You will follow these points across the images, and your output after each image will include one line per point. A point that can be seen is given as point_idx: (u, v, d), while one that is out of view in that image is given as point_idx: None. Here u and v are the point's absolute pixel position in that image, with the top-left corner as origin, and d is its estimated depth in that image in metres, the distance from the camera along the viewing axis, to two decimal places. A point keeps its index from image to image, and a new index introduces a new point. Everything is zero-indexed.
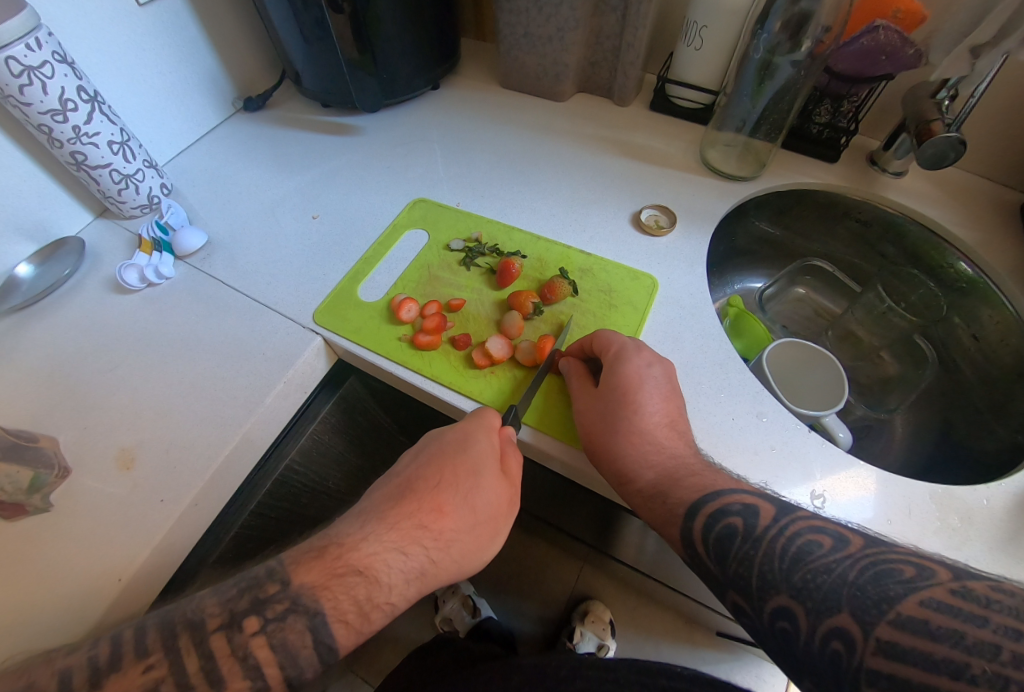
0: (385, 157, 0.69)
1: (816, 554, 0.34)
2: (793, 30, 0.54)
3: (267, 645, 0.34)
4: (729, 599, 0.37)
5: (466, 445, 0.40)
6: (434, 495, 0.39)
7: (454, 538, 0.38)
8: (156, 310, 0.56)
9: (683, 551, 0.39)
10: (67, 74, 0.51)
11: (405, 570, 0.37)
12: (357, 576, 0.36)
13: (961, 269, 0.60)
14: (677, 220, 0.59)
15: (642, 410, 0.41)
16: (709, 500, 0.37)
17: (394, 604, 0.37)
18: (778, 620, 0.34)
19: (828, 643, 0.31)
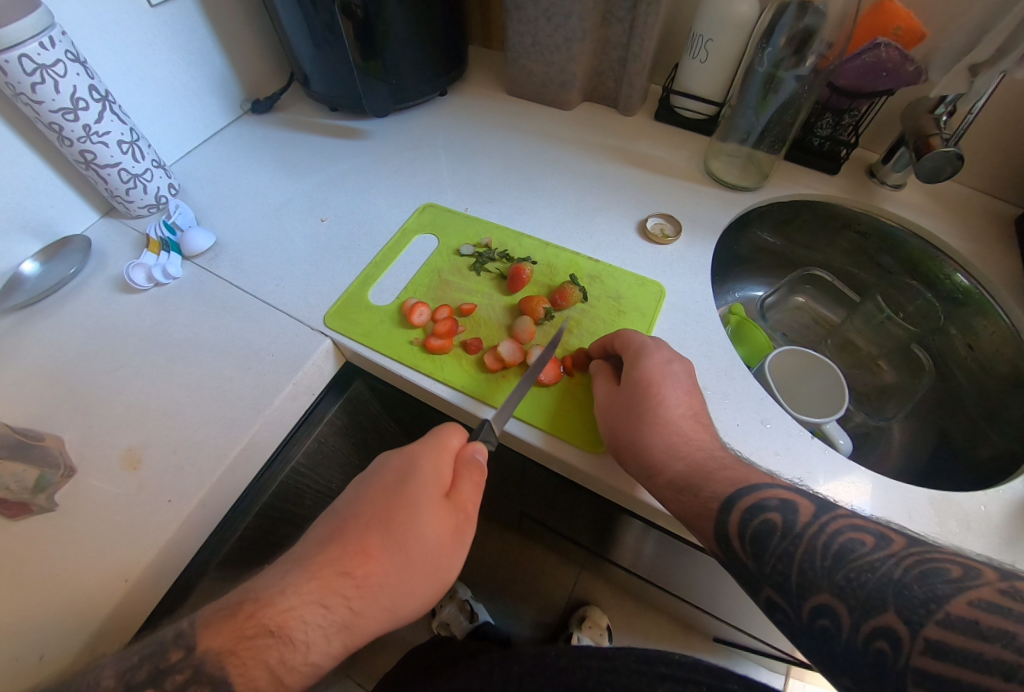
0: (392, 162, 0.70)
1: (859, 552, 0.33)
2: (797, 46, 0.56)
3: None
4: (762, 595, 0.36)
5: (406, 479, 0.38)
6: (364, 535, 0.36)
7: (383, 582, 0.35)
8: (164, 310, 0.56)
9: (716, 547, 0.38)
10: (79, 73, 0.52)
11: (325, 625, 0.34)
12: (268, 637, 0.32)
13: (958, 280, 0.62)
14: (682, 229, 0.60)
15: (665, 402, 0.42)
16: (744, 494, 0.37)
17: (316, 665, 0.34)
18: (817, 619, 0.33)
19: (872, 643, 0.31)
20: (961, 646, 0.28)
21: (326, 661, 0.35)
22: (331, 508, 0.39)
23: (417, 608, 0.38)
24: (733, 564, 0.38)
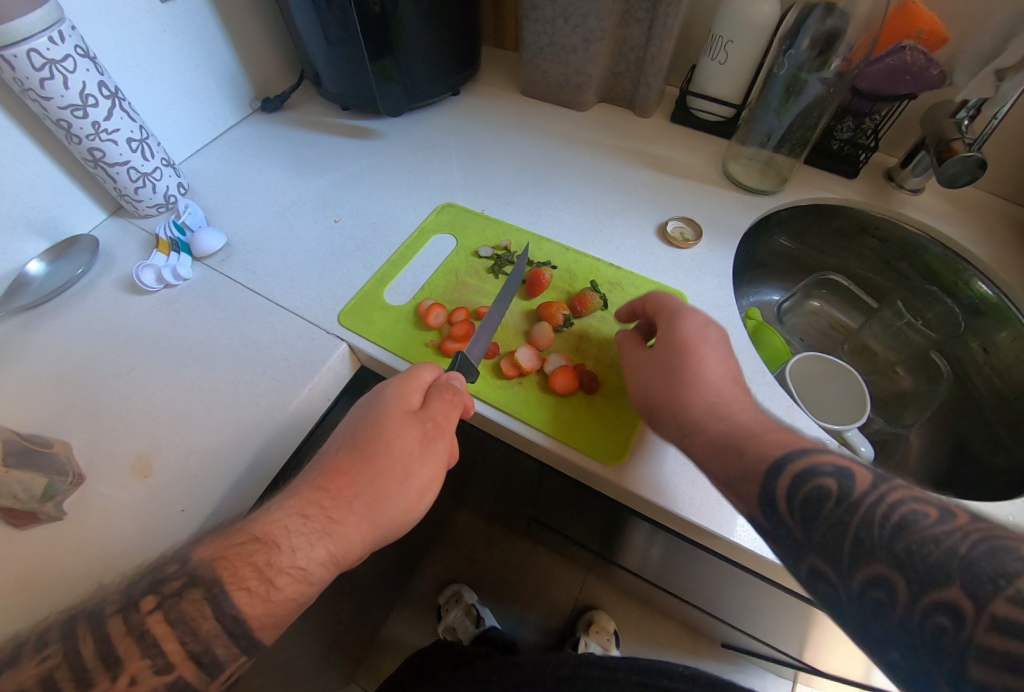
0: (405, 162, 0.69)
1: (923, 524, 0.29)
2: (821, 48, 0.55)
3: (165, 623, 0.32)
4: (805, 566, 0.32)
5: (374, 403, 0.42)
6: (340, 453, 0.39)
7: (359, 491, 0.38)
8: (174, 312, 0.55)
9: (754, 510, 0.34)
10: (89, 69, 0.50)
11: (307, 533, 0.36)
12: (255, 544, 0.34)
13: (979, 288, 0.61)
14: (702, 233, 0.59)
15: (705, 361, 0.40)
16: (796, 458, 0.34)
17: (306, 575, 0.35)
18: (869, 589, 0.29)
19: (929, 618, 0.27)
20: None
21: (317, 574, 0.35)
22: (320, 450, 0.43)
23: (403, 516, 0.39)
24: (773, 530, 0.34)
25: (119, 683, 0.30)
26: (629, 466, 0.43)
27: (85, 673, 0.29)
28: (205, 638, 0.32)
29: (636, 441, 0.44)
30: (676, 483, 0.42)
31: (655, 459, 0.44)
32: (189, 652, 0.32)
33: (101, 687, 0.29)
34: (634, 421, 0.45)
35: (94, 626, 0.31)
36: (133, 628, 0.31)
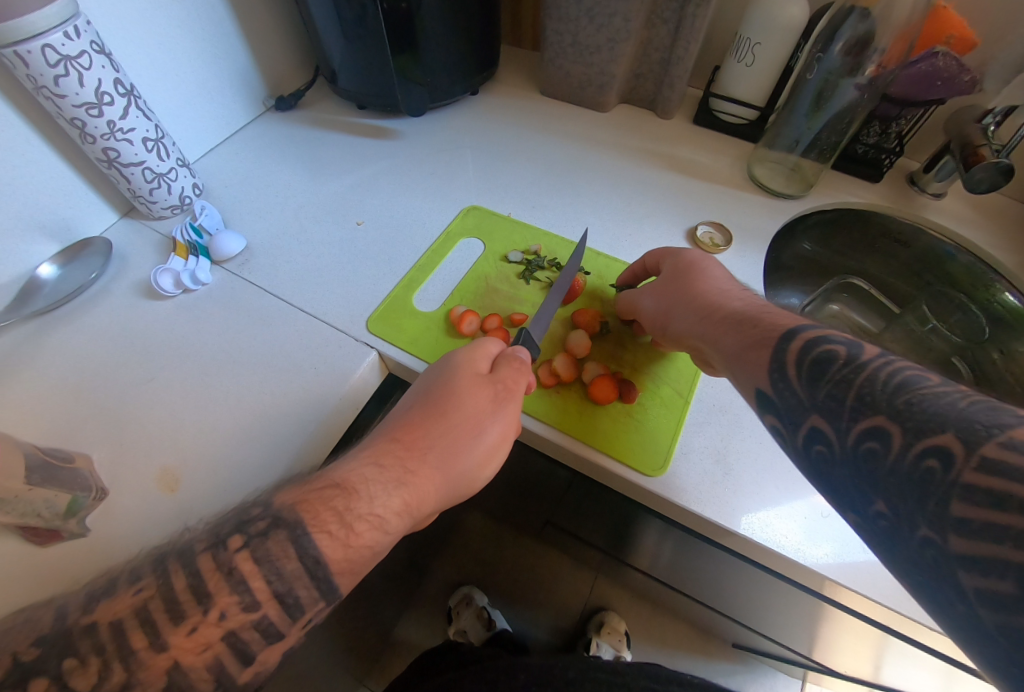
0: (426, 163, 0.67)
1: (925, 385, 0.27)
2: (855, 53, 0.54)
3: (251, 561, 0.32)
4: (811, 451, 0.31)
5: (441, 367, 0.43)
6: (412, 412, 0.40)
7: (431, 445, 0.39)
8: (195, 318, 0.53)
9: (764, 378, 0.34)
10: (104, 65, 0.49)
11: (387, 482, 0.36)
12: (336, 490, 0.35)
13: (1007, 300, 0.60)
14: (731, 238, 0.59)
15: (707, 273, 0.44)
16: (810, 329, 0.34)
17: (384, 525, 0.35)
18: (864, 442, 0.28)
19: (920, 461, 0.25)
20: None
21: (393, 524, 0.35)
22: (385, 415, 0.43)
23: (468, 472, 0.40)
24: (779, 399, 0.33)
25: (211, 616, 0.30)
26: (672, 477, 0.42)
27: (177, 603, 0.30)
28: (289, 579, 0.32)
29: (679, 451, 0.43)
30: (723, 496, 0.41)
31: (700, 471, 0.42)
32: (274, 590, 0.32)
33: (195, 618, 0.30)
34: (676, 431, 0.44)
35: (186, 562, 0.31)
36: (222, 565, 0.31)
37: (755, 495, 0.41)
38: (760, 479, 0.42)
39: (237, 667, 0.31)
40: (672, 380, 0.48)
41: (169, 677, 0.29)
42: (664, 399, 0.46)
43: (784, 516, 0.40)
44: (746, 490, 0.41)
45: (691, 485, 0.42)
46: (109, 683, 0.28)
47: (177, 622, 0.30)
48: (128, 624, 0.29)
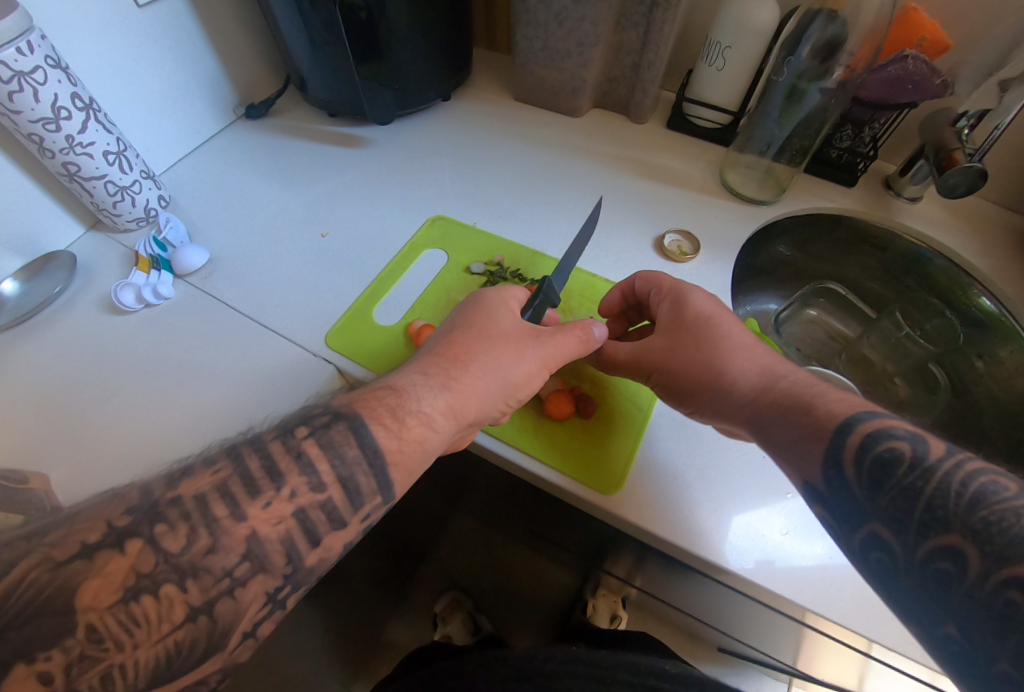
0: (396, 171, 0.67)
1: (1000, 496, 0.28)
2: (822, 56, 0.54)
3: (317, 447, 0.36)
4: (873, 557, 0.33)
5: (480, 299, 0.47)
6: (454, 333, 0.44)
7: (473, 355, 0.43)
8: (157, 333, 0.53)
9: (820, 471, 0.35)
10: (61, 79, 0.48)
11: (432, 387, 0.40)
12: (388, 392, 0.39)
13: (983, 304, 0.60)
14: (700, 247, 0.58)
15: (726, 332, 0.44)
16: (867, 419, 0.34)
17: (432, 423, 0.39)
18: (935, 560, 0.29)
19: (1001, 591, 0.26)
20: None
21: (439, 423, 0.39)
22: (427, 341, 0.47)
23: (506, 387, 0.43)
24: (838, 496, 0.35)
25: (283, 494, 0.34)
26: (627, 494, 0.43)
27: (252, 481, 0.34)
28: (350, 464, 0.36)
29: (635, 467, 0.44)
30: (676, 511, 0.42)
31: (654, 486, 0.43)
32: (338, 474, 0.35)
33: (269, 493, 0.33)
34: (632, 445, 0.46)
35: (257, 449, 0.35)
36: (290, 449, 0.35)
37: (708, 511, 0.42)
38: (715, 495, 0.43)
39: (305, 548, 0.34)
40: (632, 395, 0.49)
41: (248, 546, 0.32)
42: (622, 415, 0.48)
43: (740, 532, 0.41)
44: (698, 504, 0.42)
45: (644, 500, 0.43)
46: (195, 547, 0.31)
47: (253, 496, 0.33)
48: (208, 497, 0.32)
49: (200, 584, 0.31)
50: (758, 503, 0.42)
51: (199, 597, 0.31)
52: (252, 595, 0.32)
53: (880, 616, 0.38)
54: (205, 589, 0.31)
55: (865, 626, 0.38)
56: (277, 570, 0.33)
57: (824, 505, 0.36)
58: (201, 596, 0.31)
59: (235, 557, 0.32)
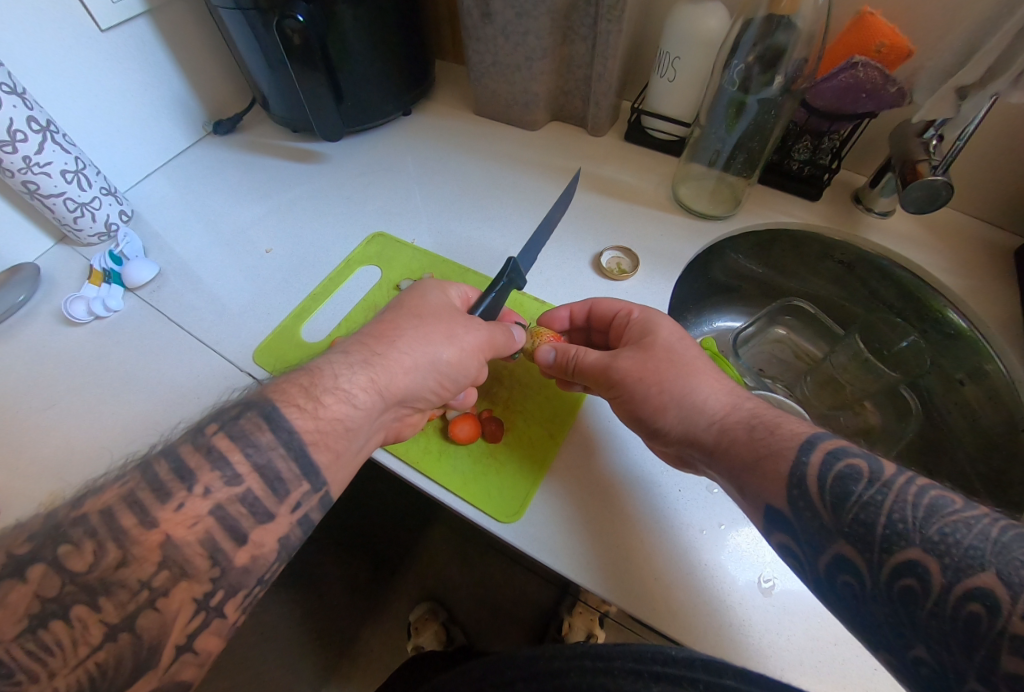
0: (347, 187, 0.69)
1: (951, 508, 0.27)
2: (766, 64, 0.52)
3: (227, 438, 0.34)
4: (837, 580, 0.30)
5: (421, 291, 0.47)
6: (383, 319, 0.44)
7: (399, 337, 0.42)
8: (103, 345, 0.55)
9: (784, 496, 0.32)
10: (16, 105, 0.50)
11: (353, 365, 0.40)
12: (304, 373, 0.39)
13: (953, 320, 0.57)
14: (640, 264, 0.57)
15: (688, 353, 0.43)
16: (825, 438, 0.33)
17: (349, 399, 0.38)
18: (899, 578, 0.27)
19: (963, 606, 0.25)
20: None
21: (360, 400, 0.39)
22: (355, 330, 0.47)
23: (433, 368, 0.42)
24: (802, 520, 0.31)
25: (196, 492, 0.32)
26: (524, 523, 0.42)
27: (162, 484, 0.32)
28: (267, 450, 0.35)
29: (539, 494, 0.44)
30: (580, 541, 0.41)
31: (562, 512, 0.43)
32: (256, 464, 0.34)
33: (180, 494, 0.32)
34: (535, 474, 0.45)
35: (167, 452, 0.33)
36: (201, 446, 0.34)
37: (615, 543, 0.41)
38: (624, 526, 0.42)
39: (230, 547, 0.33)
40: (547, 421, 0.48)
41: (163, 552, 0.30)
42: (531, 438, 0.47)
43: (658, 571, 0.40)
44: (604, 533, 0.41)
45: (549, 528, 0.42)
46: (105, 561, 0.29)
47: (163, 498, 0.31)
48: (113, 509, 0.30)
49: (116, 600, 0.29)
50: (668, 537, 0.41)
51: (117, 613, 0.29)
52: (179, 602, 0.31)
53: (784, 667, 0.36)
54: (123, 605, 0.29)
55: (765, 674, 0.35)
56: (203, 574, 0.32)
57: (790, 534, 0.32)
58: (118, 612, 0.29)
59: (150, 567, 0.30)
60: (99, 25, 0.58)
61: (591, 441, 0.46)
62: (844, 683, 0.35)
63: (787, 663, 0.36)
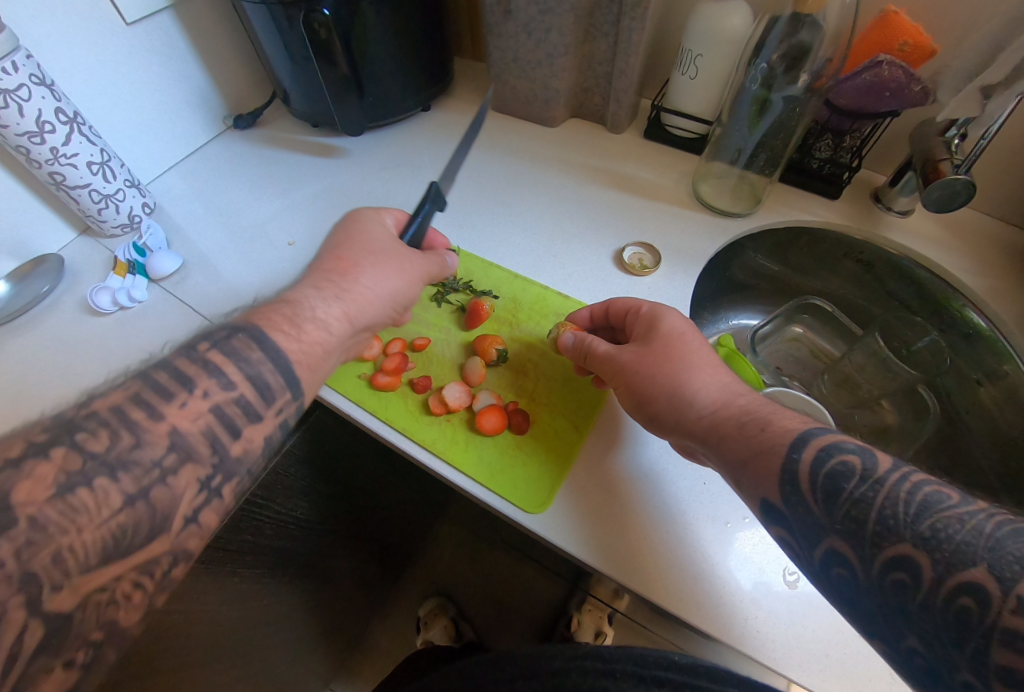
0: (368, 182, 0.69)
1: (946, 504, 0.26)
2: (791, 62, 0.52)
3: (222, 356, 0.35)
4: (830, 571, 0.29)
5: (364, 228, 0.47)
6: (339, 251, 0.44)
7: (362, 270, 0.43)
8: (128, 335, 0.56)
9: (776, 492, 0.31)
10: (45, 96, 0.50)
11: (329, 297, 0.41)
12: (281, 304, 0.39)
13: (972, 319, 0.57)
14: (661, 260, 0.57)
15: (694, 349, 0.42)
16: (818, 433, 0.32)
17: (323, 329, 0.39)
18: (890, 571, 0.26)
19: (955, 599, 0.24)
20: None
21: (335, 329, 0.40)
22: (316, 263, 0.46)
23: (388, 307, 0.45)
24: (792, 515, 0.31)
25: (196, 394, 0.33)
26: (550, 513, 0.42)
27: (163, 387, 0.32)
28: (256, 365, 0.35)
29: (562, 490, 0.44)
30: (604, 536, 0.41)
31: (584, 508, 0.43)
32: (247, 375, 0.35)
33: (182, 395, 0.32)
34: (558, 468, 0.45)
35: (162, 365, 0.34)
36: (197, 359, 0.34)
37: (638, 537, 0.41)
38: (646, 519, 0.42)
39: (228, 439, 0.34)
40: (569, 414, 0.48)
41: (172, 438, 0.31)
42: (555, 431, 0.47)
43: (683, 561, 0.40)
44: (626, 527, 0.42)
45: (572, 524, 0.42)
46: (118, 446, 0.30)
47: (165, 399, 0.32)
48: (124, 406, 0.31)
49: (132, 475, 0.29)
50: (690, 527, 0.41)
51: (133, 486, 0.29)
52: (185, 483, 0.31)
53: (811, 659, 0.36)
54: (137, 480, 0.30)
55: (795, 668, 0.36)
56: (207, 459, 0.32)
57: (781, 527, 0.32)
58: (134, 484, 0.29)
59: (161, 449, 0.31)
60: (124, 18, 0.58)
61: (609, 437, 0.46)
62: (872, 677, 0.35)
63: (814, 658, 0.36)
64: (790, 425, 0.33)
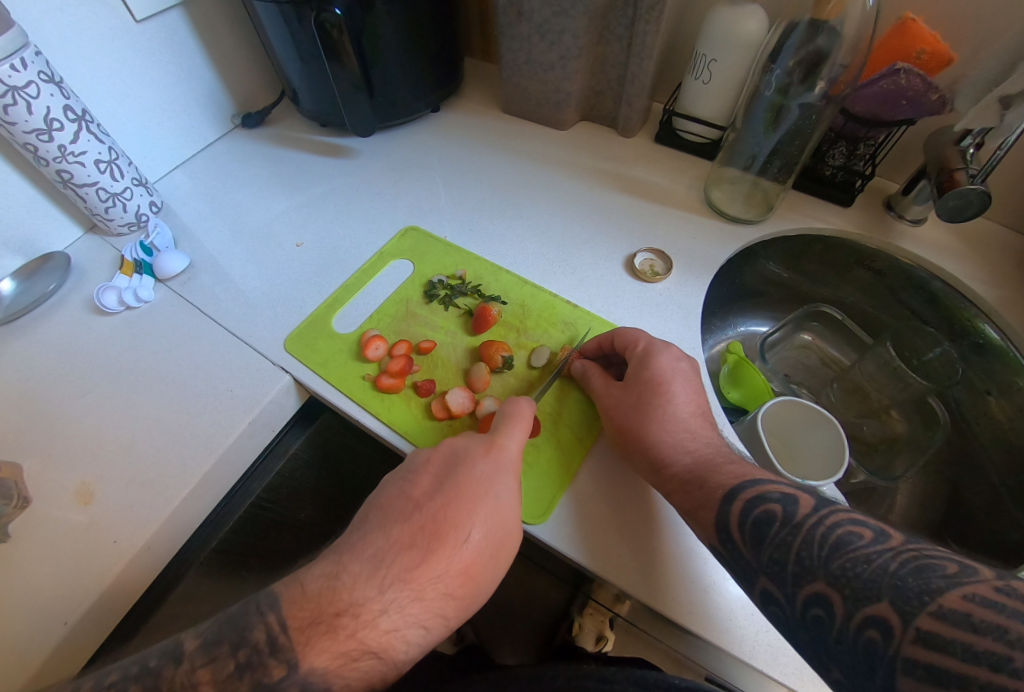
0: (377, 182, 0.69)
1: (856, 544, 0.31)
2: (806, 69, 0.52)
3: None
4: (757, 587, 0.34)
5: (495, 490, 0.38)
6: (461, 555, 0.36)
7: (481, 591, 0.36)
8: (134, 334, 0.55)
9: (714, 540, 0.35)
10: (53, 93, 0.49)
11: (414, 609, 0.34)
12: (372, 658, 0.32)
13: (985, 330, 0.56)
14: (673, 266, 0.57)
15: (670, 403, 0.42)
16: (747, 487, 0.36)
17: (394, 659, 0.33)
18: (810, 607, 0.31)
19: (863, 632, 0.29)
20: (960, 639, 0.26)
21: (424, 643, 0.34)
22: (406, 503, 0.38)
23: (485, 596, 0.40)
24: (730, 559, 0.35)
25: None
26: (550, 524, 0.42)
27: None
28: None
29: (563, 499, 0.43)
30: (613, 549, 0.40)
31: (592, 516, 0.42)
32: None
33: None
34: (561, 478, 0.44)
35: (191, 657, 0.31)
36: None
37: (651, 548, 0.40)
38: (658, 531, 0.41)
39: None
40: (574, 425, 0.48)
41: None
42: (560, 441, 0.47)
43: (693, 577, 0.39)
44: (639, 540, 0.41)
45: (580, 532, 0.42)
46: None
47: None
48: None
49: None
50: (699, 542, 0.41)
51: None
52: None
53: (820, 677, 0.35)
54: None
55: (805, 684, 0.35)
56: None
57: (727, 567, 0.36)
58: None
59: None
60: (134, 15, 0.58)
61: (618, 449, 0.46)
62: None
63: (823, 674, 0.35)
64: (730, 474, 0.37)
